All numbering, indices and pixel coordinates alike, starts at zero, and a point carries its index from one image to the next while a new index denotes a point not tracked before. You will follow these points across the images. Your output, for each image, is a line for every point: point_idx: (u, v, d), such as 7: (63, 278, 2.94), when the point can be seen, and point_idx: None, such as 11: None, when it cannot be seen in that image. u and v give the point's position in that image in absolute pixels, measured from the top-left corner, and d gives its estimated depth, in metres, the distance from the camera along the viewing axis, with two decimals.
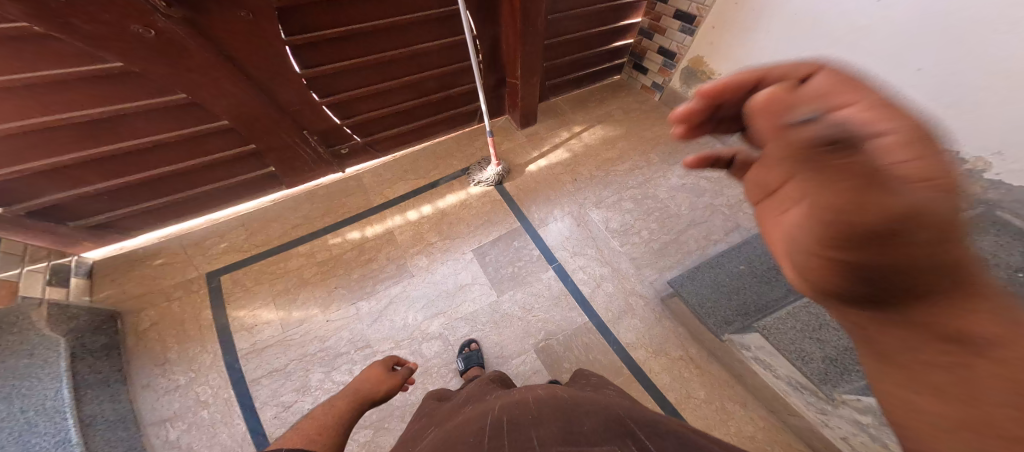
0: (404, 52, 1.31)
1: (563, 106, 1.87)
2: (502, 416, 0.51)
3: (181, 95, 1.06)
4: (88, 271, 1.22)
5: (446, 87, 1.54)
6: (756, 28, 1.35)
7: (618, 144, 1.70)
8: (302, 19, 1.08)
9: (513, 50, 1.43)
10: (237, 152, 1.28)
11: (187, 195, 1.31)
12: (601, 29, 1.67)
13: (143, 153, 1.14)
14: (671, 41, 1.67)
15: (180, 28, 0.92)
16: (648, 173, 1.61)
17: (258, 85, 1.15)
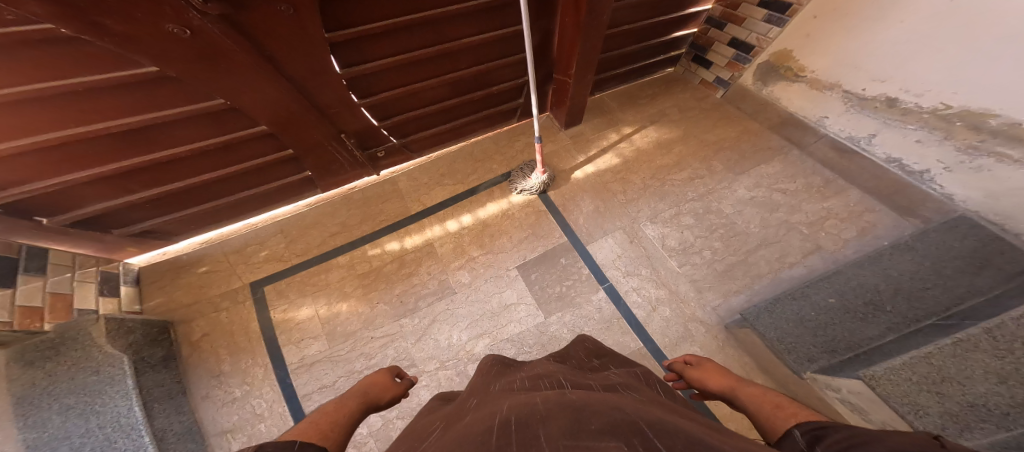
0: (449, 47, 1.18)
1: (609, 102, 1.68)
2: (510, 416, 0.35)
3: (219, 101, 0.98)
4: (136, 278, 1.21)
5: (489, 84, 1.41)
6: (878, 17, 1.13)
7: (675, 148, 1.52)
8: (343, 13, 0.95)
9: (570, 43, 1.27)
10: (274, 158, 1.21)
11: (224, 202, 1.25)
12: (670, 17, 1.49)
13: (182, 161, 1.08)
14: (750, 31, 1.51)
15: (217, 26, 0.80)
16: (710, 184, 1.45)
17: (298, 87, 1.06)
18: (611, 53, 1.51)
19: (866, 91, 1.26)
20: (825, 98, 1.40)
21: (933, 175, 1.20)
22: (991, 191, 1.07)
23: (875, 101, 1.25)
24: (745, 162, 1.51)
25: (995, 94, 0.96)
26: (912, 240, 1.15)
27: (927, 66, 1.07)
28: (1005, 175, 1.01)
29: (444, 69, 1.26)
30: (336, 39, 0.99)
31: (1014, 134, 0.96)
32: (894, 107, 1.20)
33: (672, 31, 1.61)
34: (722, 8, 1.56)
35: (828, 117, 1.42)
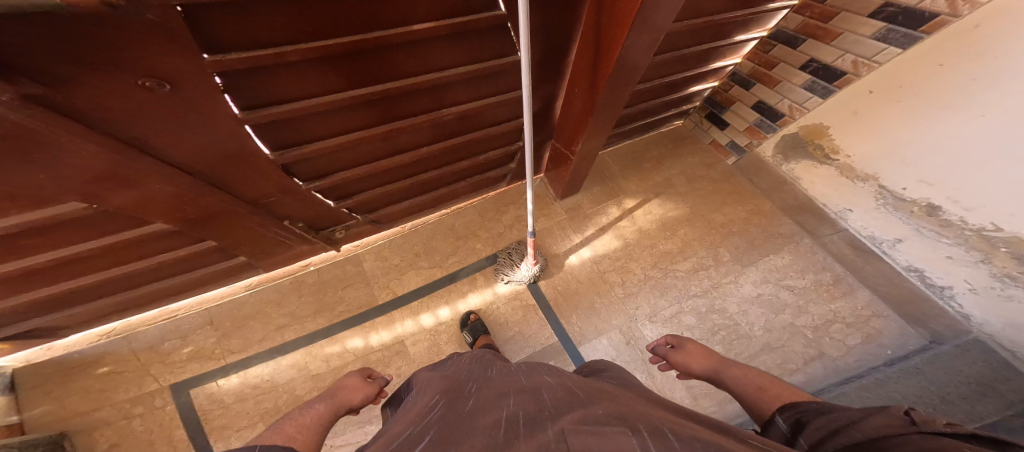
0: (424, 122, 0.91)
1: (611, 167, 1.52)
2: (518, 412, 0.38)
3: (77, 203, 0.64)
4: (8, 382, 1.01)
5: (473, 153, 1.15)
6: (944, 105, 0.90)
7: (680, 231, 1.39)
8: (265, 87, 0.63)
9: (582, 117, 1.00)
10: (193, 250, 0.92)
11: (133, 295, 0.99)
12: (703, 68, 1.28)
13: (53, 269, 0.78)
14: (781, 97, 1.29)
15: (32, 117, 0.45)
16: (716, 276, 1.32)
17: (209, 179, 0.74)
18: (636, 104, 1.29)
19: (907, 191, 1.07)
20: (854, 190, 1.22)
21: (955, 293, 1.09)
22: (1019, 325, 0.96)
23: (914, 205, 1.07)
24: (754, 250, 1.37)
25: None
26: (924, 364, 1.07)
27: (985, 182, 0.89)
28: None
29: (419, 144, 1.00)
30: (260, 119, 0.67)
31: None
32: (933, 217, 1.04)
33: (700, 82, 1.40)
34: (755, 65, 1.34)
35: (851, 210, 1.26)
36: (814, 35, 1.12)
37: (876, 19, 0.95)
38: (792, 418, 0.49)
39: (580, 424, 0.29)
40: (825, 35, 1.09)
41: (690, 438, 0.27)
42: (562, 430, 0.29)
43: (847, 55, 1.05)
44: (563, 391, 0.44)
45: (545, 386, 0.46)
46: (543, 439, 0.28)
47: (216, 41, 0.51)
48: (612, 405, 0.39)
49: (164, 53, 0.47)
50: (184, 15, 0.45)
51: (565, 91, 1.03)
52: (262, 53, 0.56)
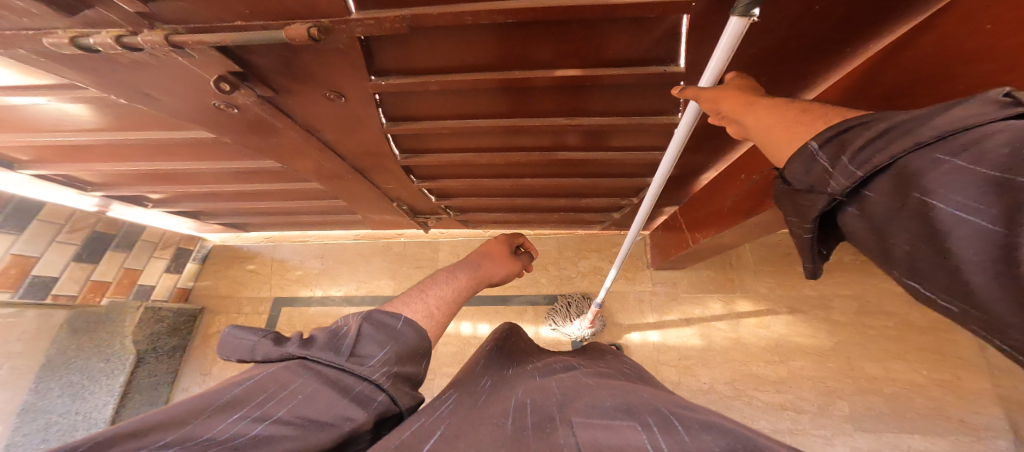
0: (541, 158, 0.87)
1: (742, 256, 1.26)
2: (525, 399, 0.47)
3: (272, 162, 0.88)
4: (205, 254, 1.57)
5: (582, 196, 1.08)
6: None
7: (794, 363, 1.11)
8: (412, 106, 0.67)
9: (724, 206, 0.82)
10: (330, 204, 1.14)
11: (285, 219, 1.33)
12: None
13: (251, 193, 1.12)
14: None
15: (259, 106, 0.60)
16: (811, 434, 1.03)
17: (354, 165, 0.87)
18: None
19: None
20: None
21: None
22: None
23: None
24: (894, 422, 1.01)
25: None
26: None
27: None
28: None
29: (527, 174, 0.98)
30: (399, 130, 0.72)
31: None
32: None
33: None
34: None
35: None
36: None
37: None
38: (829, 134, 0.26)
39: (589, 416, 0.36)
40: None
41: (701, 428, 0.29)
42: (572, 420, 0.36)
43: None
44: (569, 379, 0.53)
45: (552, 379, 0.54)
46: (556, 434, 0.35)
47: (382, 66, 0.55)
48: (614, 383, 0.46)
49: (343, 74, 0.54)
50: (364, 42, 0.49)
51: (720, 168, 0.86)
52: (413, 80, 0.57)
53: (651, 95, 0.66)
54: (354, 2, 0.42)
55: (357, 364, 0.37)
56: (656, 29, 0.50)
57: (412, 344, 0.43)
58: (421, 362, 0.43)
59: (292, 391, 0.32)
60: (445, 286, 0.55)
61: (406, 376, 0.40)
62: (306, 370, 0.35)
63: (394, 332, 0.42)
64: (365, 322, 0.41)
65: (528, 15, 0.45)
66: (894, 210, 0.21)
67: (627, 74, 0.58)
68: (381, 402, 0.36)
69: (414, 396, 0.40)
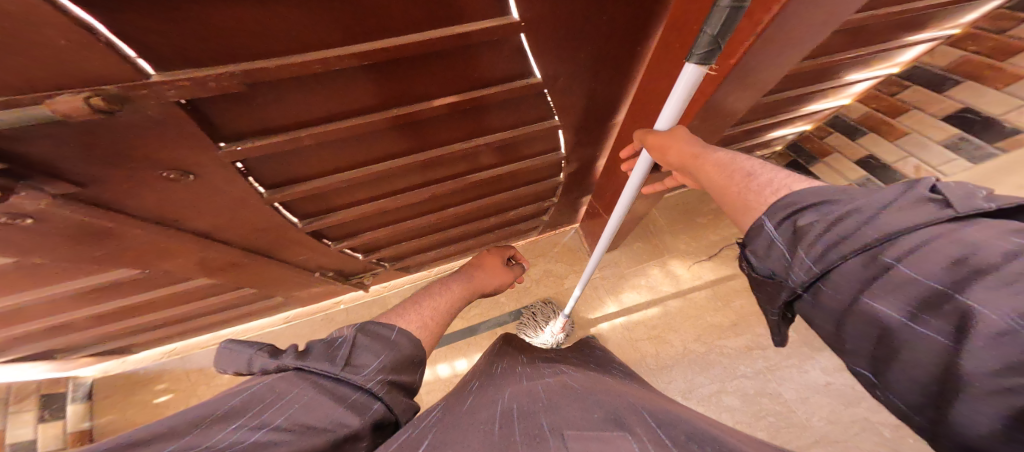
0: (452, 186, 0.88)
1: (659, 219, 1.38)
2: (512, 405, 0.48)
3: (131, 268, 0.74)
4: (88, 391, 1.24)
5: (506, 210, 1.10)
6: None
7: (734, 301, 1.23)
8: (283, 166, 0.63)
9: (624, 183, 0.92)
10: (234, 294, 1.00)
11: (187, 325, 1.13)
12: (796, 112, 1.10)
13: (128, 308, 0.93)
14: (906, 154, 1.08)
15: (72, 207, 0.50)
16: (769, 356, 1.14)
17: (242, 244, 0.78)
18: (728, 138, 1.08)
19: None
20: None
21: None
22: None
23: None
24: None
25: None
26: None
27: None
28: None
29: (444, 206, 0.97)
30: (284, 196, 0.69)
31: None
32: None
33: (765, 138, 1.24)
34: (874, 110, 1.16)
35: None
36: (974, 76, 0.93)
37: None
38: (786, 212, 0.32)
39: (579, 431, 0.35)
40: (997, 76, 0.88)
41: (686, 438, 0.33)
42: (563, 433, 0.35)
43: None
44: (558, 387, 0.53)
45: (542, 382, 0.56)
46: (547, 445, 0.33)
47: (226, 130, 0.50)
48: (604, 390, 0.50)
49: (175, 145, 0.48)
50: (188, 107, 0.44)
51: (608, 155, 0.96)
52: (273, 139, 0.54)
53: (527, 105, 0.72)
54: (149, 64, 0.37)
55: (352, 372, 0.42)
56: (505, 48, 0.56)
57: (405, 353, 0.50)
58: (411, 371, 0.49)
59: (292, 399, 0.36)
60: (437, 298, 0.69)
61: (396, 384, 0.45)
62: (305, 378, 0.40)
63: (387, 341, 0.49)
64: (360, 333, 0.48)
65: (377, 57, 0.47)
66: (852, 295, 0.26)
67: (496, 90, 0.64)
68: (375, 404, 0.40)
69: (410, 403, 0.46)
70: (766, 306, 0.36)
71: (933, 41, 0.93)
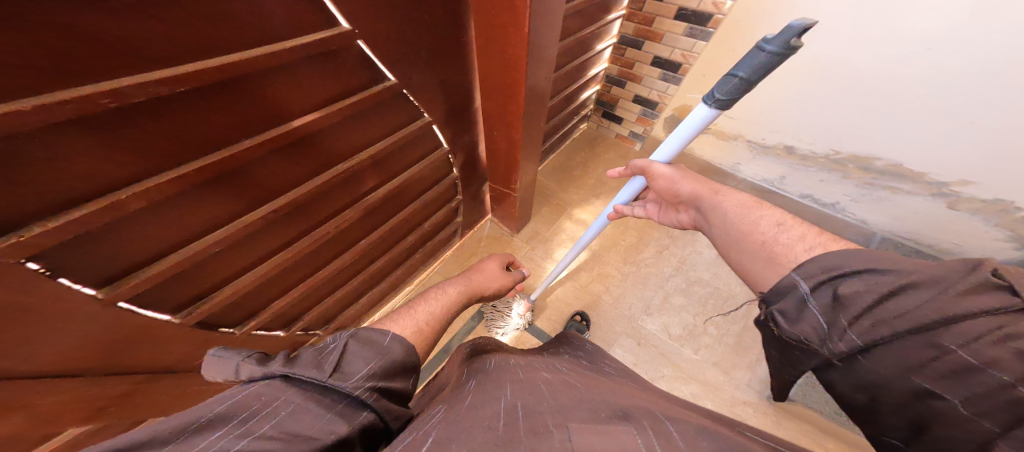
0: (360, 207, 0.93)
1: (549, 183, 1.66)
2: (516, 403, 0.49)
3: None
4: None
5: (418, 221, 1.21)
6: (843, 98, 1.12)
7: (631, 222, 1.50)
8: (111, 249, 0.54)
9: (512, 156, 1.10)
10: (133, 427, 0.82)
11: None
12: (585, 78, 1.45)
13: None
14: (650, 89, 1.47)
15: None
16: (677, 252, 1.42)
17: (105, 365, 0.65)
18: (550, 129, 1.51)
19: (765, 140, 1.37)
20: (734, 146, 1.46)
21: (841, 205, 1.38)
22: (896, 212, 1.29)
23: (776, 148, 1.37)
24: None
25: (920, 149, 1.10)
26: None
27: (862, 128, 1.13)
28: (915, 202, 1.23)
29: (359, 233, 1.01)
30: (128, 291, 0.59)
31: (897, 172, 1.18)
32: (793, 154, 1.34)
33: (580, 111, 1.67)
34: (620, 67, 1.49)
35: (740, 163, 1.52)
36: (647, 37, 1.33)
37: (679, 19, 1.21)
38: (825, 277, 0.37)
39: (581, 424, 0.38)
40: (654, 36, 1.30)
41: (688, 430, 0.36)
42: (565, 428, 0.38)
43: (675, 49, 1.29)
44: (560, 383, 0.55)
45: (535, 379, 0.58)
46: (553, 440, 0.36)
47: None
48: (609, 389, 0.53)
49: None
50: None
51: (483, 136, 1.13)
52: (83, 211, 0.47)
53: (394, 109, 0.82)
54: None
55: (341, 378, 0.40)
56: (348, 56, 0.65)
57: (398, 361, 0.48)
58: (405, 379, 0.48)
59: (281, 403, 0.35)
60: (431, 303, 0.65)
61: (385, 393, 0.44)
62: (292, 385, 0.38)
63: (380, 348, 0.47)
64: (352, 339, 0.46)
65: (198, 81, 0.47)
66: (904, 377, 0.33)
67: (356, 98, 0.71)
68: (364, 415, 0.39)
69: (401, 409, 0.45)
70: (802, 354, 0.40)
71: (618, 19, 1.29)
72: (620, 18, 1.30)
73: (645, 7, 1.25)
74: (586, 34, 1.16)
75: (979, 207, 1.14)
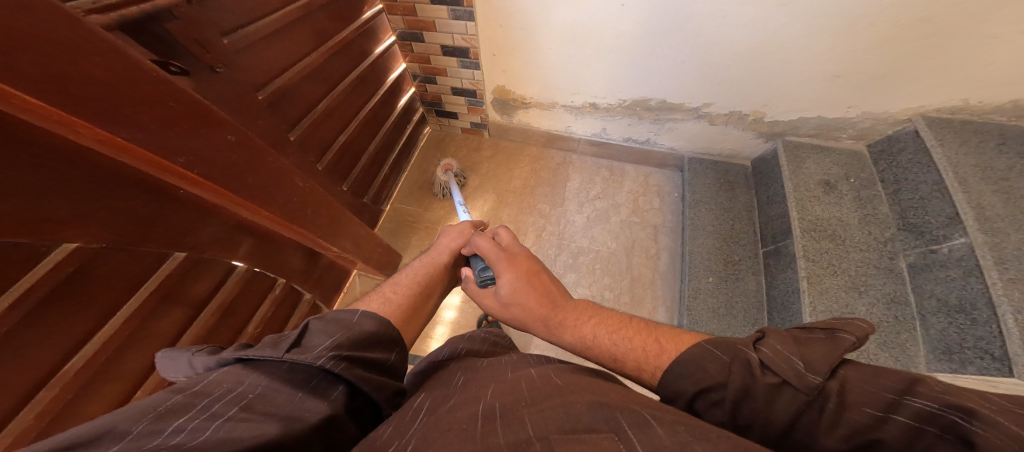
0: (65, 389, 0.56)
1: (406, 206, 1.51)
2: (494, 401, 0.49)
3: None
4: None
5: (230, 331, 0.92)
6: (646, 51, 1.18)
7: (503, 215, 1.44)
8: None
9: (278, 222, 0.87)
10: None
11: None
12: (387, 85, 1.39)
13: None
14: (459, 79, 1.42)
15: None
16: (554, 230, 1.41)
17: None
18: (374, 149, 1.39)
19: (574, 101, 1.41)
20: (557, 114, 1.49)
21: (652, 140, 1.49)
22: (687, 138, 1.46)
23: (586, 106, 1.41)
24: (562, 176, 1.55)
25: (672, 85, 1.27)
26: (693, 220, 1.36)
27: (674, 73, 1.23)
28: (689, 126, 1.41)
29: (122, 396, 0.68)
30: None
31: (670, 105, 1.34)
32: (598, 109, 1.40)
33: (409, 117, 1.60)
34: (418, 63, 1.41)
35: (570, 126, 1.51)
36: (421, 28, 1.25)
37: (437, 4, 1.14)
38: (693, 390, 0.45)
39: (561, 431, 0.38)
40: (427, 25, 1.23)
41: (673, 422, 0.37)
42: (548, 440, 0.37)
43: (453, 35, 1.24)
44: (541, 382, 0.54)
45: (523, 377, 0.57)
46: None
47: None
48: (579, 381, 0.53)
49: None
50: None
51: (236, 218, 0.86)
52: None
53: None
54: None
55: (301, 354, 0.49)
56: None
57: (366, 334, 0.58)
58: (377, 349, 0.59)
59: (244, 387, 0.43)
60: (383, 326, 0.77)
61: (355, 363, 0.53)
62: (253, 367, 0.47)
63: (347, 323, 0.58)
64: (314, 322, 0.55)
65: None
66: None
67: None
68: (337, 392, 0.49)
69: (381, 380, 0.55)
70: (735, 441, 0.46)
71: (381, 14, 1.26)
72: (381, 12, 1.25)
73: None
74: (346, 36, 1.14)
75: (728, 120, 1.35)
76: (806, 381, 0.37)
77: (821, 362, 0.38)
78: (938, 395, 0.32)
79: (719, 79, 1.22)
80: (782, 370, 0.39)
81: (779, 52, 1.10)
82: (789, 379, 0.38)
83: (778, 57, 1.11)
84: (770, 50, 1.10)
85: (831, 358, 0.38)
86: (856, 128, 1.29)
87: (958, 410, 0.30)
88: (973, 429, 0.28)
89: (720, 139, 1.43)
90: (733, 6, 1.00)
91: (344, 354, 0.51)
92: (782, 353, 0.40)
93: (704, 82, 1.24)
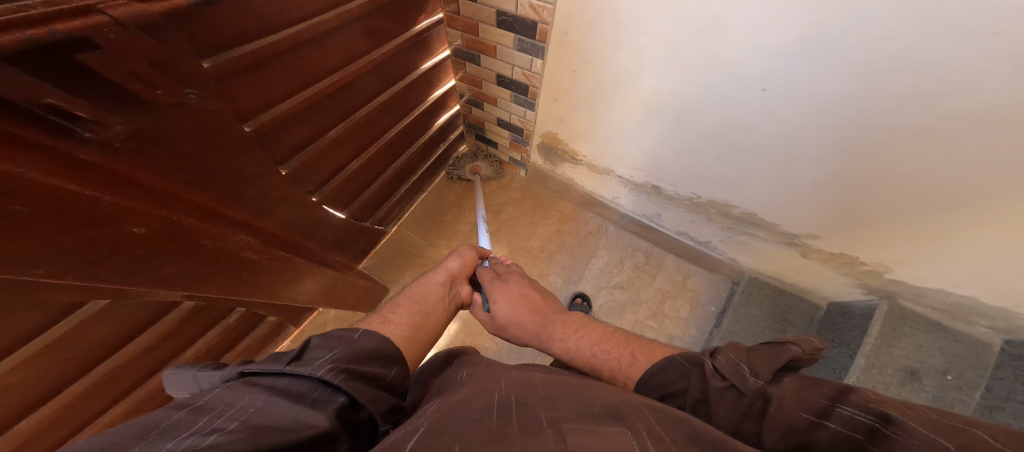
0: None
1: (412, 233, 1.56)
2: (511, 396, 0.45)
3: None
4: None
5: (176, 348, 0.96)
6: (755, 149, 0.85)
7: None
8: None
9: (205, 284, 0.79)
10: None
11: None
12: (424, 103, 1.33)
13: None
14: (508, 112, 1.31)
15: None
16: None
17: None
18: (393, 169, 1.38)
19: (633, 178, 1.18)
20: (608, 182, 1.29)
21: (713, 245, 1.22)
22: (757, 257, 1.15)
23: (644, 187, 1.18)
24: (588, 247, 1.40)
25: (764, 193, 0.94)
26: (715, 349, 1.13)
27: (769, 185, 0.90)
28: (770, 248, 1.09)
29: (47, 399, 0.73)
30: None
31: (755, 221, 1.03)
32: (661, 195, 1.15)
33: (447, 134, 1.57)
34: (470, 85, 1.34)
35: (618, 198, 1.31)
36: (479, 51, 1.14)
37: (503, 30, 1.00)
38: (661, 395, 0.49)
39: (576, 424, 0.36)
40: (486, 49, 1.11)
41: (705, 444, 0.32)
42: (560, 427, 0.36)
43: (513, 67, 1.10)
44: (554, 379, 0.56)
45: (528, 382, 0.53)
46: (543, 436, 0.34)
47: None
48: (596, 387, 0.51)
49: None
50: None
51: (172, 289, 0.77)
52: None
53: None
54: None
55: (300, 368, 0.42)
56: None
57: (367, 349, 0.52)
58: (377, 365, 0.52)
59: (239, 407, 0.35)
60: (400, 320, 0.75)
61: (355, 375, 0.46)
62: (251, 381, 0.40)
63: (349, 342, 0.51)
64: (312, 341, 0.49)
65: None
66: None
67: None
68: (333, 396, 0.42)
69: (379, 393, 0.46)
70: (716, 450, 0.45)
71: (439, 25, 1.16)
72: (438, 23, 1.15)
73: (459, 11, 1.04)
74: (386, 55, 1.05)
75: (829, 259, 0.99)
76: (743, 382, 0.41)
77: (759, 366, 0.42)
78: (868, 402, 0.32)
79: (829, 205, 0.85)
80: (725, 370, 0.43)
81: (947, 206, 0.69)
82: (733, 382, 0.41)
83: (944, 217, 0.71)
84: (928, 210, 0.72)
85: (769, 364, 0.42)
86: (1007, 321, 0.84)
87: (878, 416, 0.30)
88: (888, 433, 0.28)
89: (796, 268, 1.11)
90: (902, 139, 0.64)
91: (346, 368, 0.45)
92: (726, 357, 0.45)
93: (807, 202, 0.88)
